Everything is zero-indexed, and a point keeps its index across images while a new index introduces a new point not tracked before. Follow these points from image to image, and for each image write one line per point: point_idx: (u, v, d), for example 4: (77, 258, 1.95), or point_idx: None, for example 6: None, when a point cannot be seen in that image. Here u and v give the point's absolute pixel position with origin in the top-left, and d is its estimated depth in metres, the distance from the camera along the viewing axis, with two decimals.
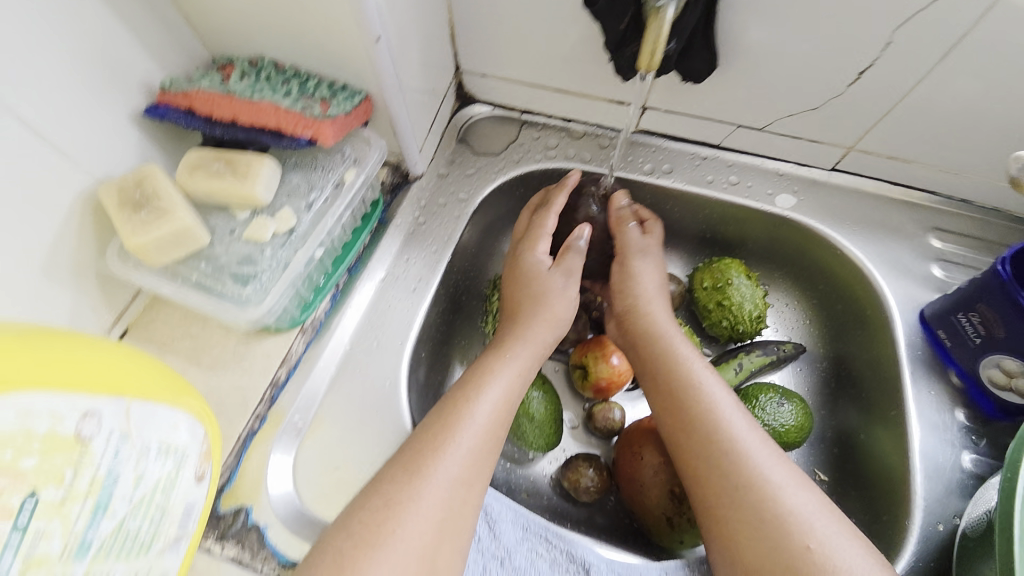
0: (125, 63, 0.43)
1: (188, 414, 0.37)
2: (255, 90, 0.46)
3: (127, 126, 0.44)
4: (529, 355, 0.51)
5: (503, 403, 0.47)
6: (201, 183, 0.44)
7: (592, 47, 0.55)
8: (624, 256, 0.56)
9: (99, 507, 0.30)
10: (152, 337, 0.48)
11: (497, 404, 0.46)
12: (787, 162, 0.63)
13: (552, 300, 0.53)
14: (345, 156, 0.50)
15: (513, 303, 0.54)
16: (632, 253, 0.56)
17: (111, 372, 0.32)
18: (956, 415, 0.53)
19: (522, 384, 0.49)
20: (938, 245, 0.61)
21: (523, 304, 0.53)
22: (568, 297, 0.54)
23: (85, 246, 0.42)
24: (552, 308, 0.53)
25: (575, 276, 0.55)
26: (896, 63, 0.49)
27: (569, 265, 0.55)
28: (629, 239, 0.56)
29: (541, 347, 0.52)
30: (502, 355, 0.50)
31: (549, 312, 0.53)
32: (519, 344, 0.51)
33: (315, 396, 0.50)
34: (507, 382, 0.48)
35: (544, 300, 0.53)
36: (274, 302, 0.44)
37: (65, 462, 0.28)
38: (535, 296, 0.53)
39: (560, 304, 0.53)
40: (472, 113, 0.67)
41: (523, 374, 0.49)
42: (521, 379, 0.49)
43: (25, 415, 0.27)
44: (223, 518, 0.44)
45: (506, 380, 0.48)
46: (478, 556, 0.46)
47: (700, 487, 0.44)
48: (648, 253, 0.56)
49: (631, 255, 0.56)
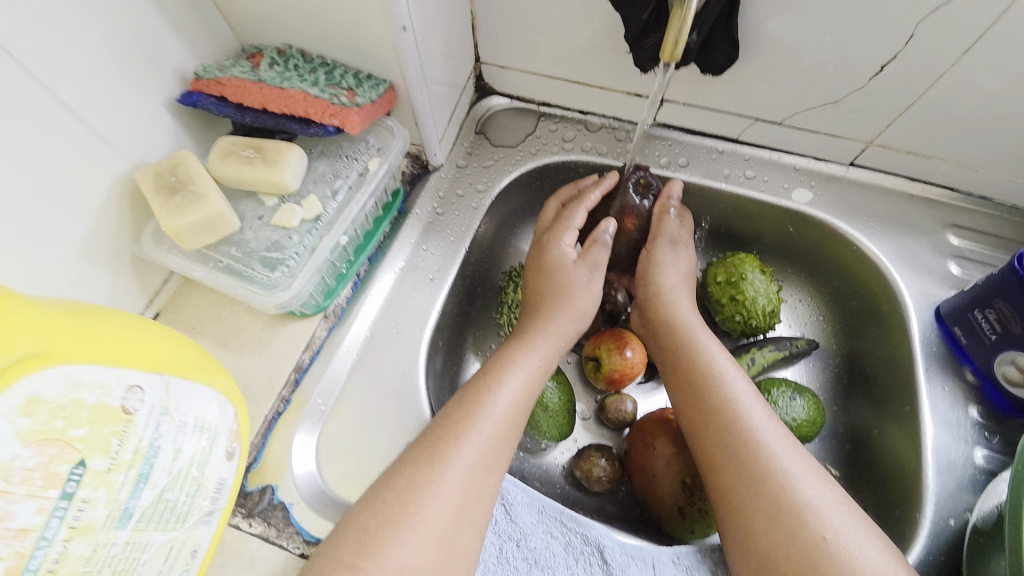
0: (160, 51, 0.44)
1: (219, 394, 0.38)
2: (284, 78, 0.47)
3: (161, 112, 0.45)
4: (551, 346, 0.51)
5: (524, 393, 0.48)
6: (231, 170, 0.45)
7: (613, 38, 0.55)
8: (654, 246, 0.57)
9: (141, 477, 0.31)
10: (182, 320, 0.50)
11: (518, 394, 0.47)
12: (804, 156, 0.64)
13: (575, 294, 0.54)
14: (369, 145, 0.51)
15: (535, 294, 0.54)
16: (663, 242, 0.57)
17: (150, 350, 0.34)
18: (970, 411, 0.53)
19: (541, 376, 0.50)
20: (955, 242, 0.61)
21: (546, 296, 0.54)
22: (592, 292, 0.55)
23: (120, 229, 0.43)
24: (576, 302, 0.54)
25: (599, 270, 0.55)
26: (918, 58, 0.49)
27: (595, 259, 0.55)
28: (668, 229, 0.58)
29: (562, 340, 0.53)
30: (524, 345, 0.50)
31: (571, 306, 0.53)
32: (541, 335, 0.51)
33: (338, 380, 0.51)
34: (528, 373, 0.49)
35: (568, 294, 0.54)
36: (301, 287, 0.45)
37: (111, 433, 0.30)
38: (560, 290, 0.54)
39: (583, 298, 0.54)
40: (491, 105, 0.68)
41: (543, 366, 0.50)
42: (542, 371, 0.50)
43: (75, 385, 0.28)
44: (250, 496, 0.45)
45: (526, 374, 0.48)
46: (494, 538, 0.47)
47: (717, 476, 0.44)
48: (679, 246, 0.57)
49: (659, 246, 0.57)
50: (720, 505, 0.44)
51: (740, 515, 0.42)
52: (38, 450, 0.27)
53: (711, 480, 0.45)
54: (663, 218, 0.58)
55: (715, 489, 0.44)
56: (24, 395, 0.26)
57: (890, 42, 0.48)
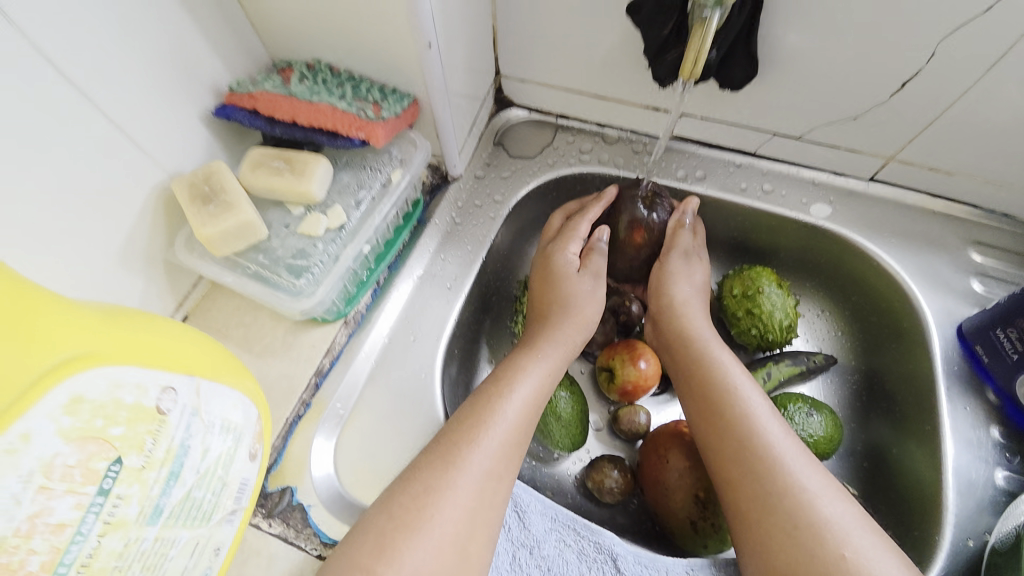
0: (197, 65, 0.46)
1: (245, 396, 0.39)
2: (313, 92, 0.49)
3: (195, 123, 0.47)
4: (560, 355, 0.52)
5: (533, 400, 0.48)
6: (261, 180, 0.47)
7: (631, 54, 0.56)
8: (666, 258, 0.58)
9: (171, 476, 0.33)
10: (209, 323, 0.51)
11: (527, 401, 0.48)
12: (823, 171, 0.63)
13: (582, 303, 0.55)
14: (392, 157, 0.53)
15: (542, 305, 0.55)
16: (677, 254, 0.57)
17: (184, 352, 0.35)
18: (991, 431, 0.52)
19: (550, 385, 0.50)
20: (978, 259, 0.60)
21: (553, 305, 0.55)
22: (596, 299, 0.56)
23: (154, 235, 0.45)
24: (582, 310, 0.54)
25: (601, 277, 0.56)
26: (940, 74, 0.49)
27: (595, 267, 0.56)
28: (681, 243, 0.57)
29: (570, 347, 0.53)
30: (533, 353, 0.51)
31: (578, 313, 0.54)
32: (550, 344, 0.52)
33: (356, 385, 0.52)
34: (537, 381, 0.49)
35: (575, 305, 0.54)
36: (325, 294, 0.47)
37: (146, 431, 0.31)
38: (566, 300, 0.54)
39: (590, 307, 0.55)
40: (509, 117, 0.69)
41: (551, 374, 0.51)
42: (550, 379, 0.51)
43: (115, 386, 0.30)
44: (271, 496, 0.46)
45: (536, 380, 0.49)
46: (508, 544, 0.48)
47: (731, 487, 0.45)
48: (692, 258, 0.58)
49: (672, 259, 0.57)
50: (735, 517, 0.44)
51: (757, 530, 0.42)
52: (79, 448, 0.28)
53: (726, 491, 0.45)
54: (677, 232, 0.58)
55: (731, 500, 0.44)
56: (67, 395, 0.28)
57: (911, 59, 0.48)
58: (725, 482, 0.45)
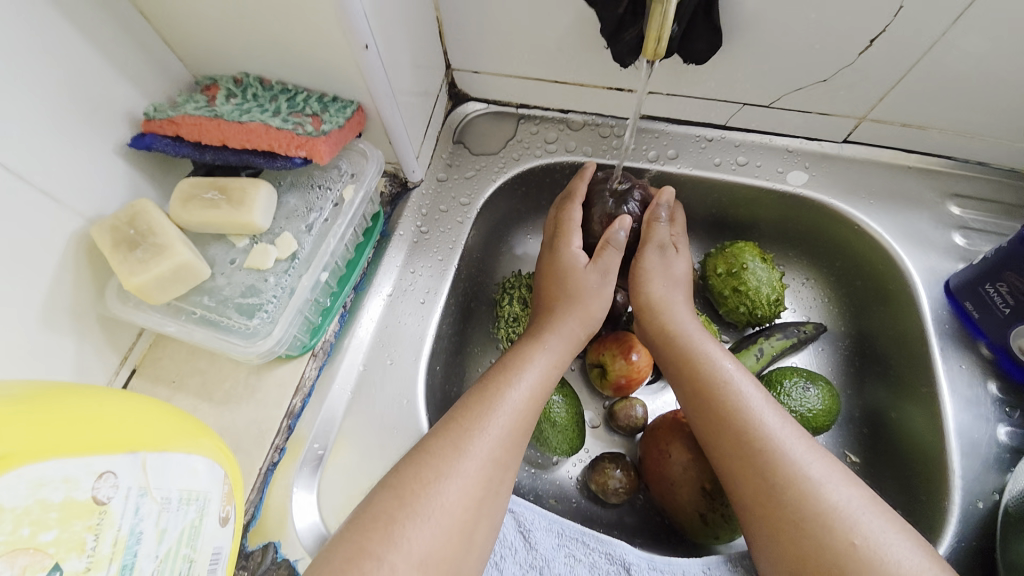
0: (105, 93, 0.41)
1: (206, 458, 0.36)
2: (243, 110, 0.44)
3: (114, 158, 0.42)
4: (564, 346, 0.50)
5: (529, 401, 0.45)
6: (195, 214, 0.42)
7: (588, 34, 0.52)
8: (643, 254, 0.54)
9: (124, 569, 0.29)
10: (160, 375, 0.47)
11: (533, 387, 0.46)
12: (795, 137, 0.61)
13: (588, 299, 0.52)
14: (342, 171, 0.48)
15: (547, 296, 0.53)
16: (651, 247, 0.54)
17: (122, 427, 0.31)
18: (989, 387, 0.52)
19: (556, 374, 0.49)
20: (958, 212, 0.59)
21: (558, 296, 0.52)
22: (604, 295, 0.52)
23: (81, 288, 0.41)
24: (587, 306, 0.52)
25: (611, 274, 0.52)
26: (908, 28, 0.47)
27: (607, 263, 0.52)
28: (657, 235, 0.54)
29: (573, 341, 0.51)
30: (537, 343, 0.49)
31: (583, 309, 0.51)
32: (552, 335, 0.50)
33: (334, 420, 0.49)
34: (543, 371, 0.48)
35: (579, 298, 0.52)
36: (283, 332, 0.42)
37: (85, 528, 0.27)
38: (570, 295, 0.52)
39: (596, 302, 0.52)
40: (467, 112, 0.65)
41: (557, 365, 0.49)
42: (557, 369, 0.49)
43: (38, 485, 0.26)
44: (252, 556, 0.43)
45: (541, 370, 0.47)
46: (516, 569, 0.45)
47: (736, 466, 0.43)
48: (669, 252, 0.54)
49: (648, 256, 0.54)
50: (740, 497, 0.43)
51: (765, 503, 0.41)
52: (8, 563, 0.24)
53: (728, 475, 0.44)
54: (652, 224, 0.54)
55: (735, 482, 0.43)
56: None
57: (877, 14, 0.46)
58: (729, 465, 0.44)
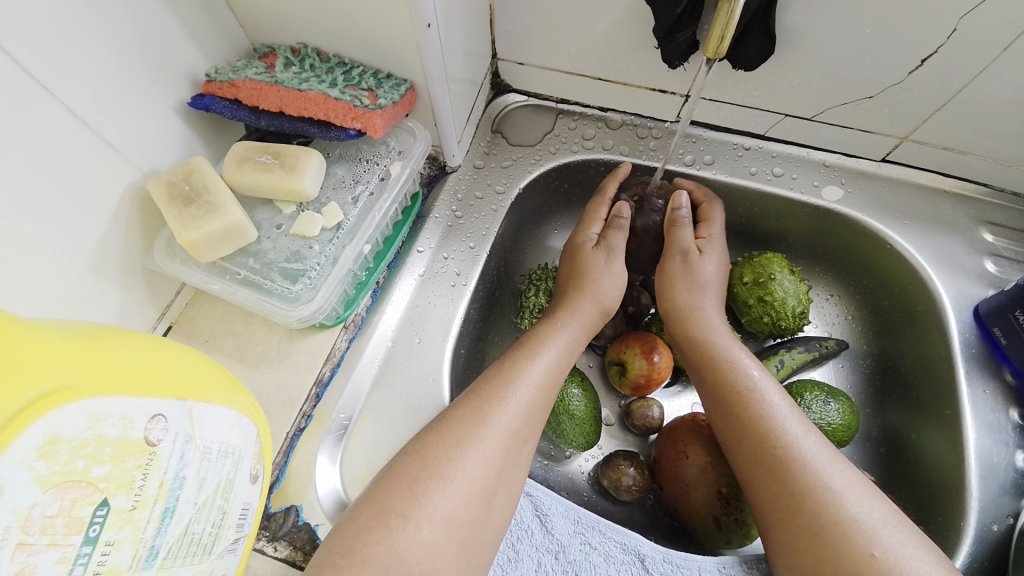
0: (167, 52, 0.41)
1: (241, 414, 0.36)
2: (301, 79, 0.45)
3: (171, 117, 0.43)
4: (579, 326, 0.50)
5: (548, 377, 0.46)
6: (247, 176, 0.43)
7: (638, 34, 0.53)
8: (667, 262, 0.54)
9: (166, 511, 0.30)
10: (195, 333, 0.47)
11: (551, 364, 0.46)
12: (832, 152, 0.62)
13: (597, 276, 0.52)
14: (390, 148, 0.49)
15: (565, 282, 0.55)
16: (675, 254, 0.53)
17: (172, 375, 0.32)
18: (1011, 414, 0.52)
19: (572, 353, 0.49)
20: (990, 239, 0.59)
21: (574, 278, 0.53)
22: (614, 271, 0.53)
23: (131, 240, 0.41)
24: (598, 283, 0.52)
25: (617, 252, 0.53)
26: (962, 52, 0.46)
27: (613, 241, 0.54)
28: (679, 239, 0.53)
29: (589, 322, 0.51)
30: (553, 323, 0.50)
31: (594, 287, 0.52)
32: (568, 316, 0.50)
33: (361, 392, 0.49)
34: (560, 349, 0.48)
35: (589, 277, 0.52)
36: (325, 300, 0.43)
37: (135, 467, 0.28)
38: (579, 273, 0.53)
39: (607, 281, 0.52)
40: (507, 103, 0.66)
41: (574, 344, 0.49)
42: (573, 347, 0.49)
43: (96, 419, 0.26)
44: (274, 517, 0.43)
45: (558, 347, 0.48)
46: (532, 552, 0.46)
47: (760, 462, 0.43)
48: (692, 257, 0.53)
49: (670, 262, 0.53)
50: (764, 495, 0.42)
51: (789, 500, 0.40)
52: (59, 495, 0.25)
53: (752, 473, 0.43)
54: (675, 228, 0.54)
55: (758, 480, 0.43)
56: (41, 436, 0.24)
57: (931, 36, 0.46)
58: (751, 459, 0.43)
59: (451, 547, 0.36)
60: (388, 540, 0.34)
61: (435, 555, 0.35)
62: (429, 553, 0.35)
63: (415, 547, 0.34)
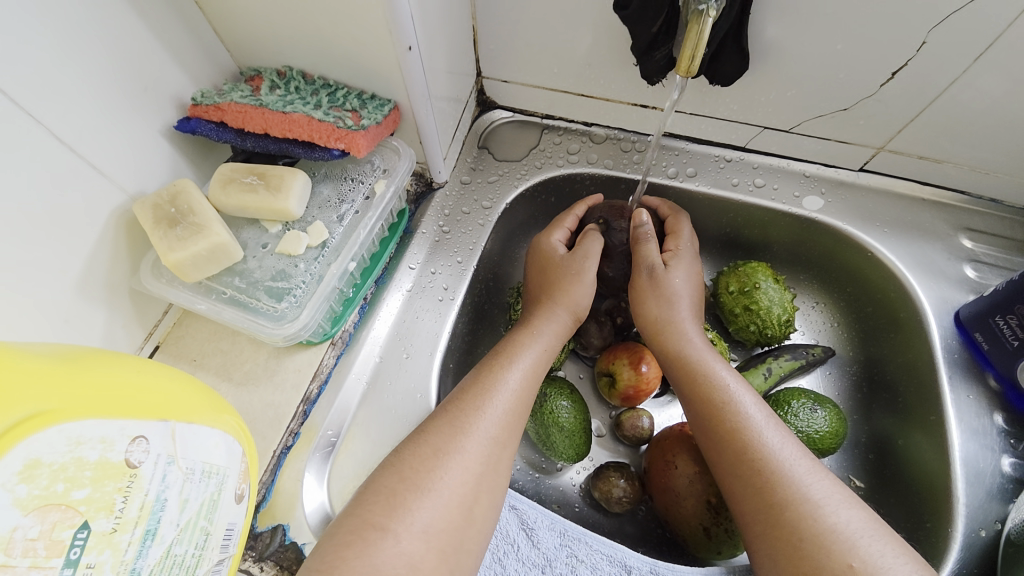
0: (155, 77, 0.42)
1: (226, 434, 0.36)
2: (286, 101, 0.46)
3: (157, 140, 0.44)
4: (555, 331, 0.51)
5: (526, 385, 0.46)
6: (233, 198, 0.44)
7: (618, 51, 0.54)
8: (634, 278, 0.54)
9: (147, 533, 0.30)
10: (183, 353, 0.48)
11: (528, 371, 0.47)
12: (812, 163, 0.63)
13: (567, 285, 0.53)
14: (375, 167, 0.50)
15: (538, 288, 0.55)
16: (642, 269, 0.53)
17: (156, 397, 0.32)
18: (995, 419, 0.52)
19: (549, 357, 0.49)
20: (969, 245, 0.60)
21: (547, 285, 0.54)
22: (587, 283, 0.53)
23: (117, 261, 0.42)
24: (569, 292, 0.52)
25: (592, 259, 0.54)
26: (929, 65, 0.48)
27: (586, 249, 0.54)
28: (645, 255, 0.53)
29: (564, 327, 0.52)
30: (530, 330, 0.50)
31: (568, 295, 0.52)
32: (545, 323, 0.51)
33: (348, 409, 0.49)
34: (537, 355, 0.48)
35: (562, 285, 0.53)
36: (310, 317, 0.43)
37: (115, 490, 0.28)
38: (552, 283, 0.54)
39: (579, 289, 0.53)
40: (493, 119, 0.67)
41: (551, 350, 0.50)
42: (550, 353, 0.50)
43: (76, 443, 0.27)
44: (260, 537, 0.43)
45: (535, 353, 0.48)
46: (519, 566, 0.46)
47: (742, 468, 0.43)
48: (659, 271, 0.53)
49: (638, 277, 0.53)
50: (747, 505, 0.42)
51: (770, 510, 0.40)
52: (40, 518, 0.25)
53: (734, 481, 0.43)
54: (639, 245, 0.54)
55: (742, 491, 0.42)
56: (22, 459, 0.24)
57: (899, 50, 0.47)
58: (733, 467, 0.43)
59: (432, 556, 0.36)
60: (368, 554, 0.34)
61: (416, 565, 0.35)
62: (410, 563, 0.35)
63: (396, 559, 0.34)
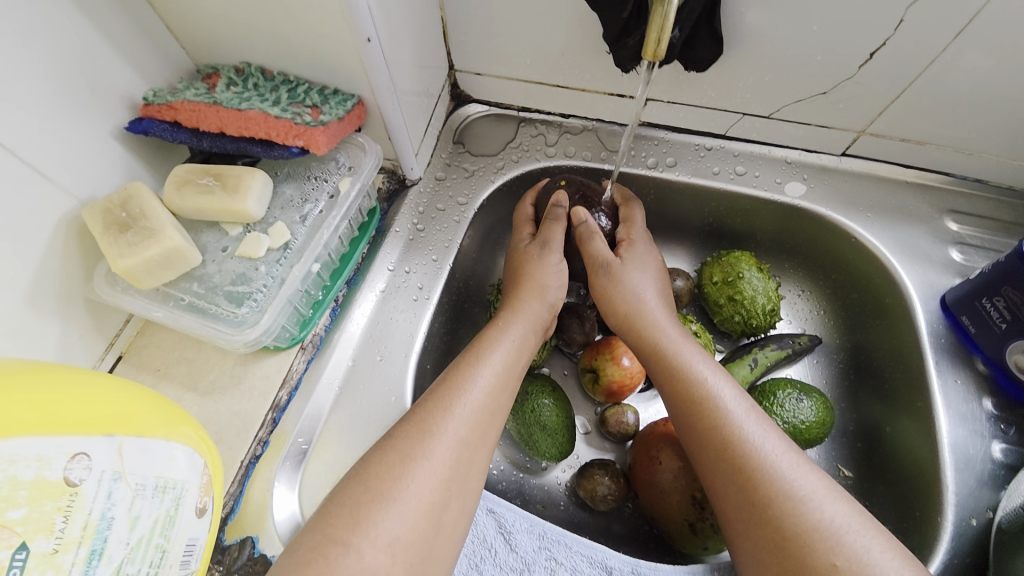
0: (105, 77, 0.41)
1: (185, 446, 0.35)
2: (243, 99, 0.44)
3: (110, 143, 0.42)
4: (526, 328, 0.50)
5: (497, 382, 0.45)
6: (188, 200, 0.42)
7: (590, 39, 0.53)
8: (592, 277, 0.53)
9: (93, 553, 0.28)
10: (147, 362, 0.46)
11: (499, 370, 0.45)
12: (794, 149, 0.61)
13: (533, 270, 0.52)
14: (340, 164, 0.48)
15: (509, 282, 0.54)
16: (598, 268, 0.52)
17: (103, 410, 0.31)
18: (984, 404, 0.51)
19: (520, 355, 0.48)
20: (955, 228, 0.59)
21: (518, 275, 0.53)
22: (550, 262, 0.53)
23: (70, 270, 0.40)
24: (536, 278, 0.52)
25: (553, 245, 0.53)
26: (908, 43, 0.47)
27: (548, 235, 0.53)
28: (595, 252, 0.52)
29: (536, 321, 0.51)
30: (498, 326, 0.49)
31: (535, 283, 0.52)
32: (512, 318, 0.50)
33: (320, 414, 0.48)
34: (508, 352, 0.47)
35: (528, 271, 0.53)
36: (272, 321, 0.42)
37: (55, 509, 0.27)
38: (519, 271, 0.53)
39: (545, 273, 0.52)
40: (468, 113, 0.65)
41: (522, 347, 0.48)
42: (522, 349, 0.48)
43: (8, 462, 0.25)
44: (229, 550, 0.42)
45: (505, 350, 0.47)
46: (496, 571, 0.44)
47: (724, 463, 0.42)
48: (614, 267, 0.52)
49: (596, 277, 0.52)
50: (729, 500, 0.41)
51: (751, 502, 0.39)
52: None
53: (716, 477, 0.42)
54: (586, 241, 0.52)
55: (724, 486, 0.41)
56: None
57: (877, 29, 0.46)
58: (715, 462, 0.42)
59: (398, 570, 0.34)
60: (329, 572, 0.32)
61: None
62: None
63: (361, 574, 0.33)
